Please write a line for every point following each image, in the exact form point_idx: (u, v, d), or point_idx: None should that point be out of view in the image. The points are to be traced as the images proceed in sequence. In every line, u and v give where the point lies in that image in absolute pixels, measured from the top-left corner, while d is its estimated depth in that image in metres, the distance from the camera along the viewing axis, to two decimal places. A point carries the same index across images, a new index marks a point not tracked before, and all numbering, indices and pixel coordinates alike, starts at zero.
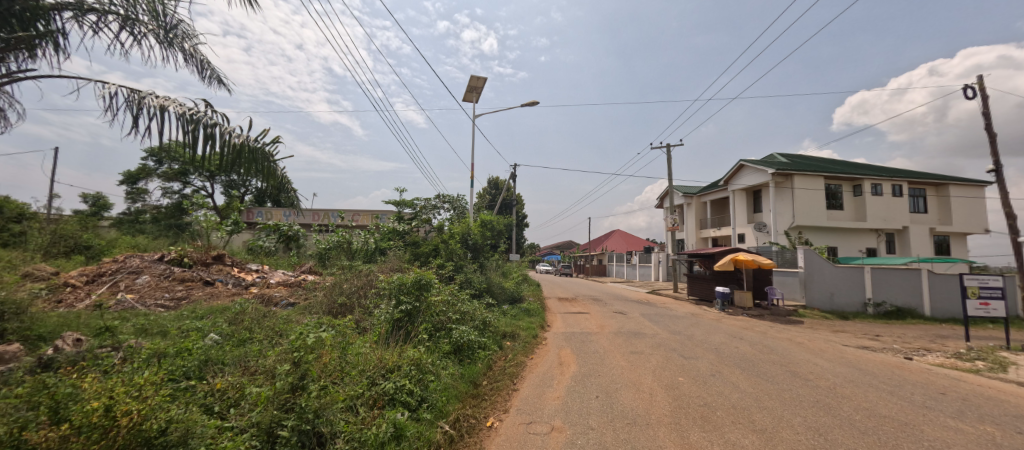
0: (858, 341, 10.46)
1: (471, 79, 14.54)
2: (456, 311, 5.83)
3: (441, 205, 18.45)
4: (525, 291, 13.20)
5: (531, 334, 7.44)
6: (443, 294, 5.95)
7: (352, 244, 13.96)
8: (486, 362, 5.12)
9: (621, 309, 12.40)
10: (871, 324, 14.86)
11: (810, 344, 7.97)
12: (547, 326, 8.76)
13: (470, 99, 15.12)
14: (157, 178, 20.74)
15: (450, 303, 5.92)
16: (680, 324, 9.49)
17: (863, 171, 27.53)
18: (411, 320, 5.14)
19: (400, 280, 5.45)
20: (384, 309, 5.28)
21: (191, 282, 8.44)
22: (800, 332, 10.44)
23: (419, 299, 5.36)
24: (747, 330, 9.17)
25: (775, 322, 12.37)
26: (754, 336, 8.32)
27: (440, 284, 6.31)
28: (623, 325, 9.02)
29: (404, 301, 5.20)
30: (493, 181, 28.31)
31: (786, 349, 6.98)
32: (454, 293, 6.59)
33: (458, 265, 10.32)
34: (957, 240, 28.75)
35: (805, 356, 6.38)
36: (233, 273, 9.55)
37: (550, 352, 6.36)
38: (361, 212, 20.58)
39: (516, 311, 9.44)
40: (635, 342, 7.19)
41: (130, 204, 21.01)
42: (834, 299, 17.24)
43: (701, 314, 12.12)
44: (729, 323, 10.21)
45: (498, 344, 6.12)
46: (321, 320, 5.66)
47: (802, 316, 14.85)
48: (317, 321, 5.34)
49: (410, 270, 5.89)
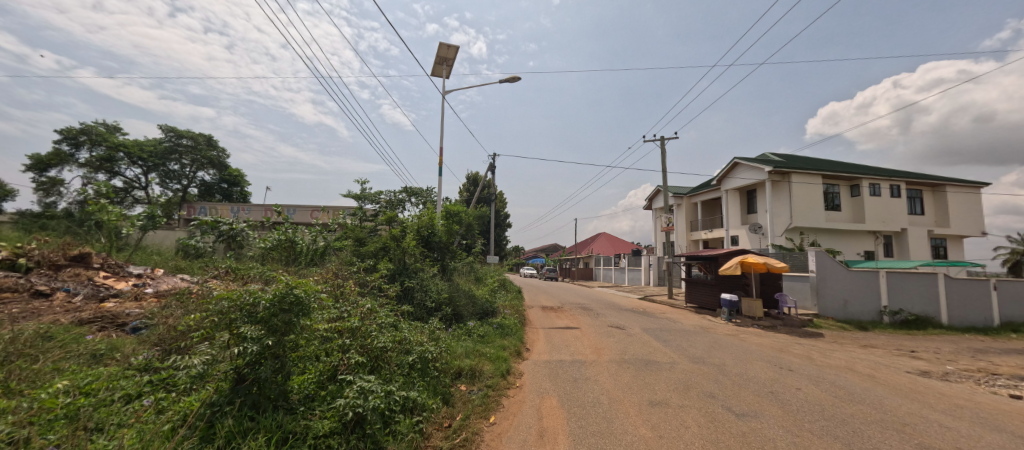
0: (910, 363, 8.50)
1: (438, 48, 12.31)
2: (363, 350, 3.46)
3: (409, 200, 16.00)
4: (502, 300, 10.91)
5: (498, 368, 5.12)
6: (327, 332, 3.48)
7: (296, 243, 11.05)
8: (405, 446, 2.77)
9: (618, 322, 10.22)
10: (894, 335, 13.12)
11: (877, 374, 5.92)
12: (524, 351, 6.51)
13: (440, 74, 12.90)
14: (77, 166, 17.81)
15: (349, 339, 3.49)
16: (697, 345, 7.34)
17: (860, 171, 26.32)
18: (259, 376, 2.74)
19: (242, 289, 2.88)
20: (206, 351, 2.81)
21: (8, 294, 5.82)
22: (841, 353, 8.41)
23: (285, 332, 2.91)
24: (783, 353, 7.08)
25: (797, 337, 10.42)
26: (799, 363, 6.20)
27: (339, 309, 3.88)
28: (626, 348, 6.84)
29: (244, 337, 2.73)
30: (471, 177, 25.77)
31: (866, 389, 4.85)
32: (377, 316, 4.20)
33: (412, 271, 7.99)
34: (954, 244, 27.77)
35: (908, 405, 4.26)
36: (94, 281, 6.93)
37: (525, 405, 4.07)
38: (320, 209, 17.65)
39: (486, 330, 7.15)
40: (649, 380, 4.96)
41: (40, 197, 17.22)
42: (848, 308, 15.43)
43: (712, 329, 10.06)
44: (754, 343, 8.12)
45: (441, 394, 3.84)
46: (112, 379, 3.16)
47: (819, 327, 12.99)
48: (87, 389, 2.87)
49: (286, 275, 3.37)
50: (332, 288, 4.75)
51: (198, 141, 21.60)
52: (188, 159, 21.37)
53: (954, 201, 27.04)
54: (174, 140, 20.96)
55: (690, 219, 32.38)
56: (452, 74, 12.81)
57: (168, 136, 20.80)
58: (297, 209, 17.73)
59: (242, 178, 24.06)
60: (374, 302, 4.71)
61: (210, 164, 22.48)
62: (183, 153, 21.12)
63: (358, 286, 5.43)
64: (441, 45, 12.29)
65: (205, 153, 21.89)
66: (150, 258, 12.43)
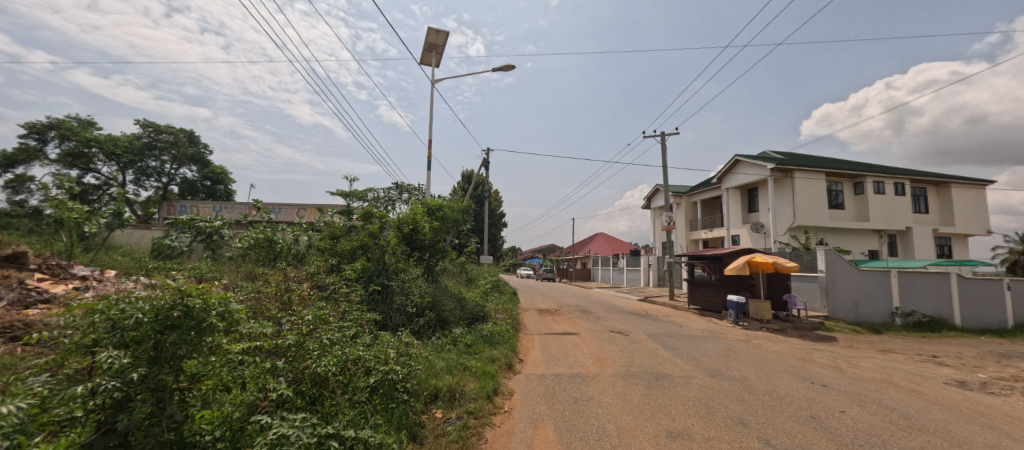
0: (941, 372, 7.76)
1: (427, 35, 11.52)
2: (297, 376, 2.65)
3: (399, 197, 15.18)
4: (495, 304, 10.11)
5: (483, 387, 4.30)
6: (245, 354, 2.65)
7: (275, 242, 10.12)
8: None
9: (619, 327, 9.44)
10: (911, 339, 12.42)
11: (922, 389, 5.15)
12: (517, 363, 5.73)
13: (429, 62, 12.10)
14: (47, 162, 16.90)
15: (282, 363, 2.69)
16: (710, 354, 6.59)
17: (863, 168, 25.70)
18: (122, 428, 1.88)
19: (113, 300, 2.05)
20: (45, 389, 1.95)
21: None
22: (865, 361, 7.67)
23: (168, 361, 2.05)
24: (807, 363, 6.35)
25: (813, 343, 9.69)
26: (829, 375, 5.45)
27: (274, 325, 3.06)
28: (631, 358, 6.08)
29: (102, 367, 1.90)
30: (466, 174, 24.90)
31: (921, 411, 4.09)
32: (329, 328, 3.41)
33: (393, 273, 7.13)
34: (958, 243, 27.20)
35: (982, 435, 3.51)
36: (20, 284, 5.98)
37: (515, 439, 3.25)
38: (306, 207, 16.71)
39: (474, 338, 6.37)
40: (665, 401, 4.15)
41: (7, 194, 15.99)
42: (858, 310, 14.73)
43: (722, 334, 9.29)
44: (772, 351, 7.35)
45: (408, 429, 3.04)
46: None
47: (831, 331, 12.27)
48: None
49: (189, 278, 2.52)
50: (278, 296, 3.93)
51: (179, 136, 21.11)
52: (168, 156, 20.69)
53: (958, 199, 26.48)
54: (153, 135, 20.29)
55: (689, 218, 31.70)
56: (442, 61, 12.01)
57: (147, 132, 20.17)
58: (282, 207, 16.73)
59: (225, 175, 23.33)
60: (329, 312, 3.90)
61: (191, 161, 21.80)
62: (162, 149, 20.48)
63: (312, 290, 4.56)
64: (430, 31, 11.50)
65: (186, 149, 21.32)
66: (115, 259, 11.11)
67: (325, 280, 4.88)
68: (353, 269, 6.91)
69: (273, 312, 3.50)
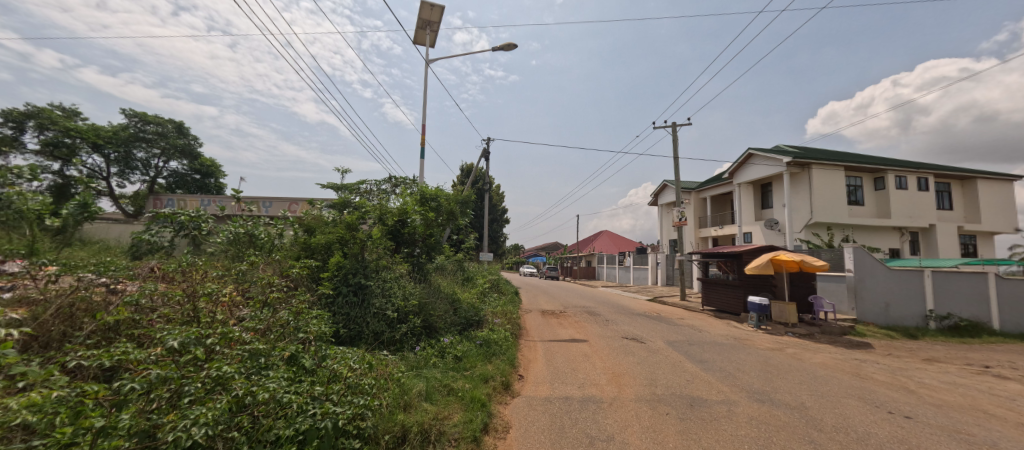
0: (1009, 387, 6.67)
1: (420, 10, 10.47)
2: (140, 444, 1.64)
3: (393, 190, 14.13)
4: (494, 306, 9.11)
5: (470, 421, 3.26)
6: (52, 412, 1.64)
7: (254, 238, 9.03)
8: None
9: (633, 333, 8.40)
10: (952, 345, 11.26)
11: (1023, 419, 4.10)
12: (517, 383, 4.67)
13: (422, 42, 11.11)
14: (29, 154, 16.12)
15: (122, 417, 1.67)
16: (746, 369, 5.56)
17: (885, 162, 24.37)
18: None
19: None
20: None
21: None
22: (922, 375, 6.59)
23: None
24: (865, 381, 5.29)
25: (849, 351, 8.62)
26: (904, 399, 4.41)
27: (135, 360, 2.05)
28: (654, 375, 5.04)
29: None
30: (466, 168, 23.83)
31: None
32: (234, 357, 2.40)
33: (372, 272, 6.09)
34: (983, 241, 25.82)
35: None
36: None
37: None
38: (299, 201, 15.64)
39: (467, 349, 5.34)
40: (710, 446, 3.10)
41: None
42: (889, 312, 13.62)
43: (749, 342, 8.20)
44: (815, 364, 6.30)
45: None
46: None
47: (863, 336, 11.16)
48: None
49: None
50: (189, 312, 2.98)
51: (167, 128, 20.22)
52: (157, 147, 19.82)
53: (984, 195, 25.10)
54: (139, 126, 19.43)
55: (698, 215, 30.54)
56: (436, 40, 10.99)
57: (133, 122, 19.30)
58: (274, 202, 15.73)
59: (217, 169, 22.35)
60: (246, 330, 2.90)
61: (181, 153, 20.87)
62: (150, 141, 19.61)
63: (243, 299, 3.57)
64: (424, 5, 10.45)
65: (174, 141, 20.35)
66: (70, 248, 9.71)
67: (268, 283, 3.86)
68: (324, 267, 5.86)
69: (156, 333, 2.49)
